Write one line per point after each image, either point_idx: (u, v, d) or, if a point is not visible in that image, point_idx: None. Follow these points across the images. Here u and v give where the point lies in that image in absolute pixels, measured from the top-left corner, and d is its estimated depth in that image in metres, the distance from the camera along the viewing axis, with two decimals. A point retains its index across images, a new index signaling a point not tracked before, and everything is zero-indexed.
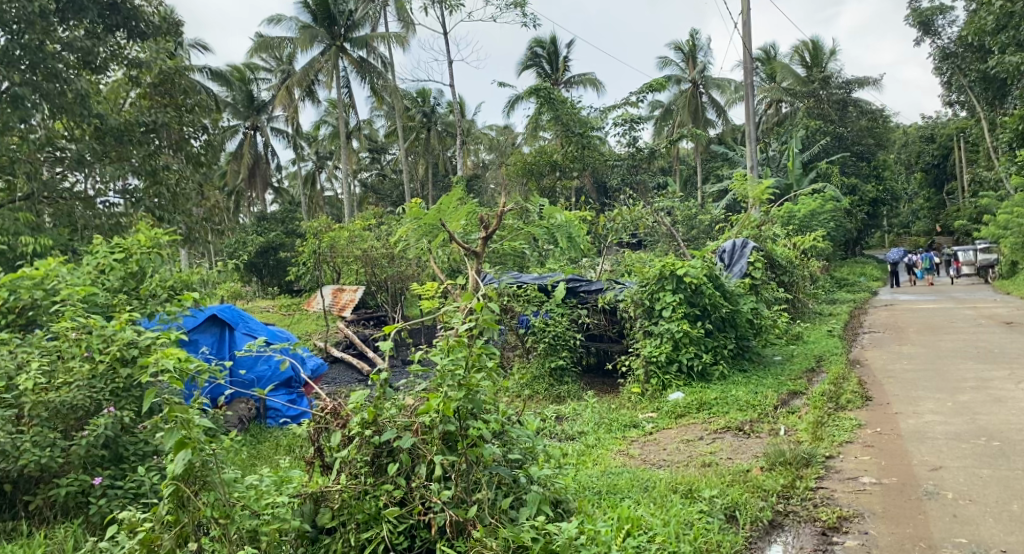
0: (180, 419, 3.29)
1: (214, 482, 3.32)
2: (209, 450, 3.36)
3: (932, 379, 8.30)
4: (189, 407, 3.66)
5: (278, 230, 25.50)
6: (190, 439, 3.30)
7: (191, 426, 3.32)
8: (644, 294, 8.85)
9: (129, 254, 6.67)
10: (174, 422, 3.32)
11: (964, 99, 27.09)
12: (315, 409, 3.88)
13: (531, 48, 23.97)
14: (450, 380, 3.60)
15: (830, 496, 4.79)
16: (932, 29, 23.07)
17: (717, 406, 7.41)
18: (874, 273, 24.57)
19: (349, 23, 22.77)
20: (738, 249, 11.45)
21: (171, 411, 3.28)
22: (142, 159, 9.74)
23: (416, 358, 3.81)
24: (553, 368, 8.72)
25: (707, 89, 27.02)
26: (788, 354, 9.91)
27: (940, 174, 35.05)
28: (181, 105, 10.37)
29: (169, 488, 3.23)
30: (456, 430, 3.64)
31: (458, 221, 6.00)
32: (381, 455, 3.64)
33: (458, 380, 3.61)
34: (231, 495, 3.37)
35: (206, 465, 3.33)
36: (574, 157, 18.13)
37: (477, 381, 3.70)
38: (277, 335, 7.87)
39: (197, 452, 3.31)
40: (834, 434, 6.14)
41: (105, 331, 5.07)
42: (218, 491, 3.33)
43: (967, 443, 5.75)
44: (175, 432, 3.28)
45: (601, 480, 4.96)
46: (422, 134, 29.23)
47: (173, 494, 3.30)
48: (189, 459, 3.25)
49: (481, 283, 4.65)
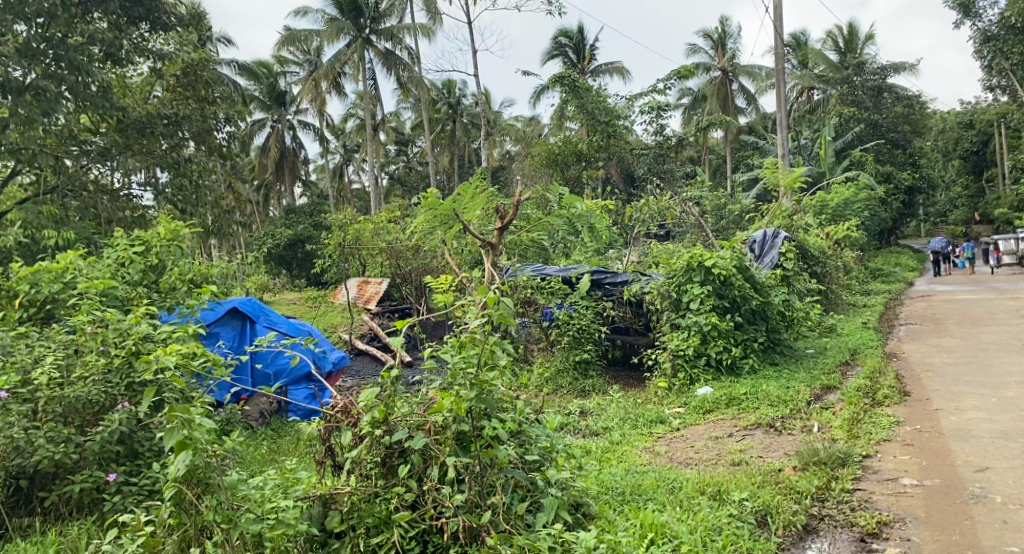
0: (181, 418, 3.18)
1: (216, 484, 3.22)
2: (211, 451, 3.26)
3: (974, 374, 7.96)
4: (195, 406, 3.54)
5: (305, 222, 25.59)
6: (191, 440, 3.18)
7: (193, 427, 3.21)
8: (671, 285, 8.63)
9: (150, 247, 6.66)
10: (175, 422, 3.21)
11: (1006, 82, 26.22)
12: (326, 407, 3.72)
13: (556, 37, 23.71)
14: (462, 379, 3.47)
15: (868, 499, 4.55)
16: (972, 11, 22.32)
17: (747, 401, 7.16)
18: (911, 263, 23.90)
19: (375, 14, 22.69)
20: (769, 240, 11.16)
21: (171, 410, 3.16)
22: (166, 151, 9.70)
23: (427, 355, 3.65)
24: (577, 361, 8.55)
25: (737, 77, 26.54)
26: (821, 346, 9.60)
27: (979, 161, 34.09)
28: (203, 97, 10.32)
29: (171, 490, 3.12)
30: (470, 430, 3.49)
31: (476, 212, 5.84)
32: (392, 456, 3.49)
33: (470, 379, 3.48)
34: (236, 499, 3.27)
35: (209, 467, 3.23)
36: (600, 146, 17.79)
37: (492, 378, 3.54)
38: (300, 329, 7.78)
39: (198, 453, 3.20)
40: (872, 432, 5.88)
41: (121, 325, 4.99)
42: (221, 494, 3.24)
43: (1013, 442, 5.47)
44: (176, 431, 3.16)
45: (626, 480, 4.78)
46: (448, 126, 29.09)
47: (176, 497, 3.19)
48: (191, 460, 3.15)
49: (498, 276, 4.46)
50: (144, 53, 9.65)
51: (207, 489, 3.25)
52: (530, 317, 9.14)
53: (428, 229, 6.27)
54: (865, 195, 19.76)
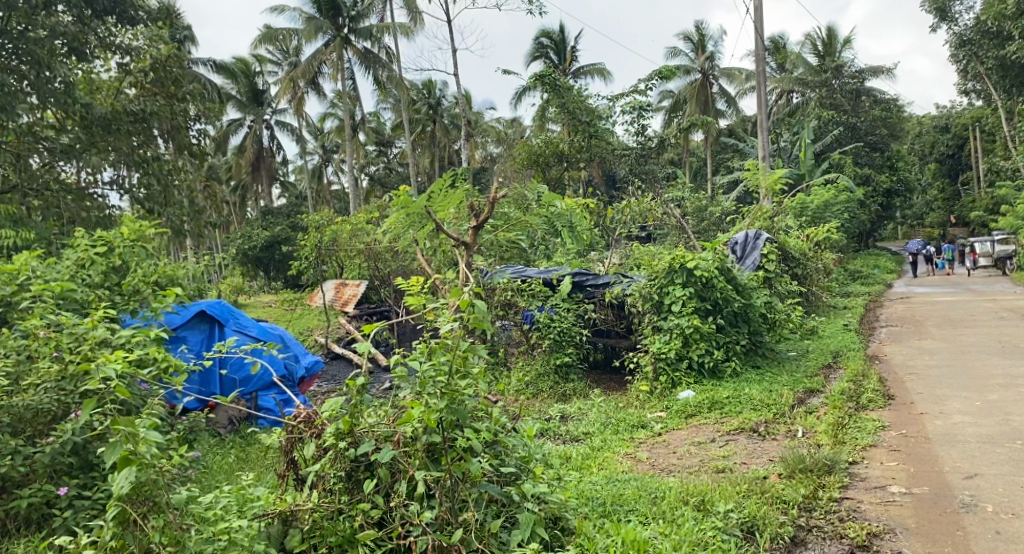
0: (124, 431, 2.94)
1: (163, 503, 3.01)
2: (159, 466, 3.04)
3: (957, 377, 7.87)
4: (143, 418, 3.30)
5: (283, 224, 25.20)
6: (135, 455, 2.96)
7: (137, 440, 2.98)
8: (652, 287, 8.48)
9: (113, 248, 6.38)
10: (118, 436, 2.97)
11: (981, 87, 26.49)
12: (289, 417, 3.51)
13: (538, 38, 23.57)
14: (432, 388, 3.25)
15: (855, 508, 4.40)
16: (948, 15, 22.48)
17: (729, 405, 7.01)
18: (889, 265, 24.06)
19: (354, 14, 22.41)
20: (751, 241, 11.02)
21: (114, 423, 2.92)
22: (129, 149, 9.34)
23: (394, 363, 3.45)
24: (559, 364, 8.38)
25: (717, 79, 26.53)
26: (803, 349, 9.49)
27: (954, 165, 34.47)
28: (173, 94, 10.00)
29: (116, 510, 2.90)
30: (442, 442, 3.28)
31: (445, 213, 5.63)
32: (358, 470, 3.29)
33: (441, 388, 3.26)
34: (185, 519, 3.05)
35: (156, 484, 3.02)
36: (581, 147, 17.56)
37: (465, 388, 3.33)
38: (271, 332, 7.53)
39: (144, 468, 2.98)
40: (857, 437, 5.75)
41: (76, 330, 4.76)
42: (169, 514, 3.02)
43: (1000, 447, 5.36)
44: (118, 446, 2.93)
45: (606, 490, 4.61)
46: (428, 126, 28.77)
47: (118, 518, 2.97)
48: (135, 477, 2.92)
49: (472, 276, 4.24)
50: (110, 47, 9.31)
51: (154, 509, 3.04)
52: (509, 320, 8.99)
53: (400, 230, 6.05)
54: (844, 197, 19.79)
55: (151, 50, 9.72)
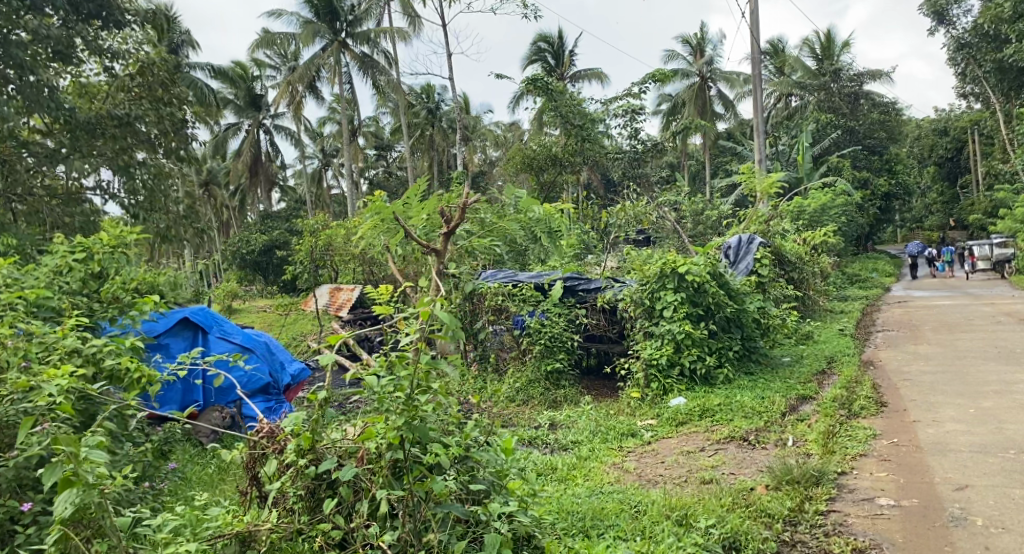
0: (65, 453, 2.91)
1: (106, 528, 3.00)
2: (103, 488, 3.00)
3: (952, 383, 7.76)
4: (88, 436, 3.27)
5: (280, 228, 25.08)
6: (76, 478, 2.90)
7: (79, 462, 2.94)
8: (644, 293, 8.37)
9: (91, 253, 6.24)
10: (59, 457, 2.95)
11: (979, 90, 26.43)
12: (251, 432, 3.46)
13: (536, 42, 23.49)
14: (392, 405, 3.19)
15: (842, 522, 4.29)
16: (947, 18, 22.46)
17: (720, 412, 6.90)
18: (887, 268, 23.94)
19: (351, 18, 22.30)
20: (744, 246, 10.82)
21: (54, 444, 2.90)
22: (115, 153, 9.20)
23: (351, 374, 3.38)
24: (549, 371, 8.22)
25: (715, 82, 26.46)
26: (797, 355, 9.38)
27: (953, 167, 34.42)
28: (161, 97, 9.88)
29: (57, 534, 2.86)
30: (405, 458, 3.19)
31: (420, 218, 5.52)
32: (320, 488, 3.22)
33: (401, 404, 3.19)
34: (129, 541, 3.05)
35: (99, 508, 3.00)
36: (575, 150, 17.31)
37: (424, 403, 3.25)
38: (256, 338, 7.38)
39: (87, 490, 2.93)
40: (848, 446, 5.63)
41: (46, 339, 4.69)
42: (112, 538, 3.01)
43: (993, 457, 5.25)
44: (59, 468, 2.90)
45: (588, 503, 4.51)
46: (426, 130, 28.65)
47: (59, 542, 2.94)
48: (78, 500, 2.90)
49: (444, 283, 4.10)
50: (96, 50, 9.19)
51: (98, 534, 3.02)
52: (501, 326, 8.85)
53: (379, 237, 5.94)
54: (842, 200, 19.69)
55: (139, 53, 9.60)
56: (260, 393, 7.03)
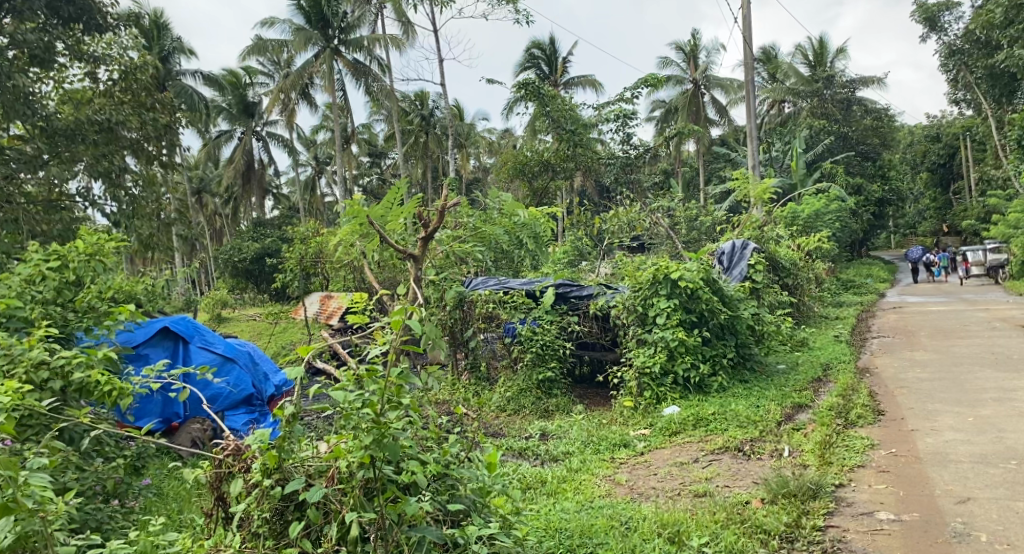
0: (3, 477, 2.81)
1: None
2: (45, 514, 2.94)
3: (949, 390, 7.63)
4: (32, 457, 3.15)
5: (272, 236, 24.87)
6: (17, 505, 2.85)
7: (19, 488, 2.88)
8: (636, 299, 8.21)
9: (67, 262, 5.96)
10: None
11: (970, 97, 26.41)
12: (218, 449, 3.35)
13: (529, 49, 23.37)
14: (358, 420, 3.03)
15: (841, 539, 4.13)
16: (938, 25, 22.47)
17: (715, 422, 6.71)
18: (881, 274, 23.87)
19: (343, 25, 22.12)
20: (738, 251, 10.73)
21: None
22: (95, 160, 8.94)
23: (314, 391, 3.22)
24: (541, 380, 8.02)
25: (709, 89, 26.36)
26: (792, 362, 9.21)
27: (945, 174, 34.40)
28: (143, 102, 9.61)
29: None
30: (376, 478, 3.06)
31: (399, 222, 5.33)
32: (288, 509, 3.12)
33: (368, 419, 3.04)
34: None
35: (42, 534, 2.90)
36: (567, 155, 17.04)
37: (395, 420, 3.10)
38: (239, 348, 7.17)
39: (26, 518, 2.88)
40: (845, 457, 5.46)
41: (12, 351, 4.50)
42: None
43: (995, 468, 5.09)
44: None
45: (576, 519, 4.37)
46: (420, 137, 28.44)
47: None
48: (16, 528, 2.81)
49: (421, 291, 3.94)
50: (79, 56, 8.96)
51: None
52: (492, 333, 8.63)
53: (358, 242, 5.74)
54: (836, 206, 19.59)
55: (123, 59, 9.39)
56: (244, 404, 6.83)
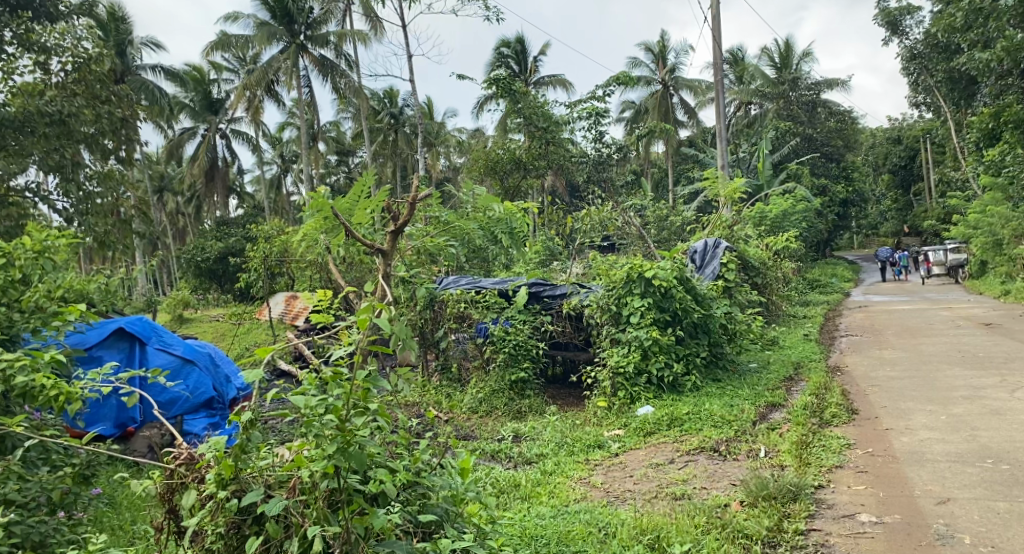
0: None
1: None
2: None
3: (920, 388, 7.61)
4: None
5: (235, 235, 24.32)
6: None
7: None
8: (610, 298, 8.07)
9: (12, 260, 5.59)
10: None
11: (930, 100, 26.85)
12: (170, 458, 3.12)
13: (497, 47, 23.17)
14: (319, 427, 2.83)
15: (824, 543, 4.02)
16: (899, 29, 22.80)
17: (690, 422, 6.60)
18: (846, 273, 24.13)
19: (309, 21, 21.75)
20: (710, 250, 10.72)
21: None
22: (45, 153, 8.52)
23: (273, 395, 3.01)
24: (514, 380, 7.83)
25: (678, 90, 26.43)
26: (764, 361, 9.14)
27: (907, 175, 34.93)
28: (98, 95, 9.20)
29: None
30: (340, 489, 2.87)
31: (365, 215, 5.04)
32: (245, 523, 2.91)
33: (332, 426, 2.84)
34: None
35: None
36: (538, 153, 16.89)
37: (361, 427, 2.90)
38: (200, 349, 6.90)
39: None
40: (822, 458, 5.37)
41: None
42: None
43: (971, 467, 5.05)
44: None
45: (553, 526, 4.23)
46: (388, 136, 28.07)
47: None
48: None
49: (389, 288, 3.73)
50: (28, 45, 8.51)
51: None
52: (463, 334, 8.42)
53: (320, 236, 5.47)
54: (802, 206, 19.73)
55: (76, 49, 8.98)
56: (205, 407, 6.58)
